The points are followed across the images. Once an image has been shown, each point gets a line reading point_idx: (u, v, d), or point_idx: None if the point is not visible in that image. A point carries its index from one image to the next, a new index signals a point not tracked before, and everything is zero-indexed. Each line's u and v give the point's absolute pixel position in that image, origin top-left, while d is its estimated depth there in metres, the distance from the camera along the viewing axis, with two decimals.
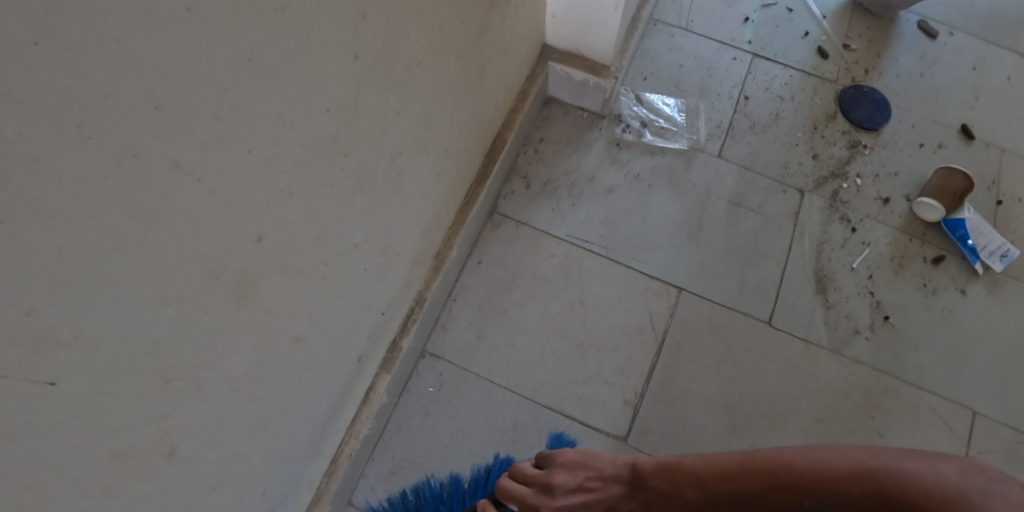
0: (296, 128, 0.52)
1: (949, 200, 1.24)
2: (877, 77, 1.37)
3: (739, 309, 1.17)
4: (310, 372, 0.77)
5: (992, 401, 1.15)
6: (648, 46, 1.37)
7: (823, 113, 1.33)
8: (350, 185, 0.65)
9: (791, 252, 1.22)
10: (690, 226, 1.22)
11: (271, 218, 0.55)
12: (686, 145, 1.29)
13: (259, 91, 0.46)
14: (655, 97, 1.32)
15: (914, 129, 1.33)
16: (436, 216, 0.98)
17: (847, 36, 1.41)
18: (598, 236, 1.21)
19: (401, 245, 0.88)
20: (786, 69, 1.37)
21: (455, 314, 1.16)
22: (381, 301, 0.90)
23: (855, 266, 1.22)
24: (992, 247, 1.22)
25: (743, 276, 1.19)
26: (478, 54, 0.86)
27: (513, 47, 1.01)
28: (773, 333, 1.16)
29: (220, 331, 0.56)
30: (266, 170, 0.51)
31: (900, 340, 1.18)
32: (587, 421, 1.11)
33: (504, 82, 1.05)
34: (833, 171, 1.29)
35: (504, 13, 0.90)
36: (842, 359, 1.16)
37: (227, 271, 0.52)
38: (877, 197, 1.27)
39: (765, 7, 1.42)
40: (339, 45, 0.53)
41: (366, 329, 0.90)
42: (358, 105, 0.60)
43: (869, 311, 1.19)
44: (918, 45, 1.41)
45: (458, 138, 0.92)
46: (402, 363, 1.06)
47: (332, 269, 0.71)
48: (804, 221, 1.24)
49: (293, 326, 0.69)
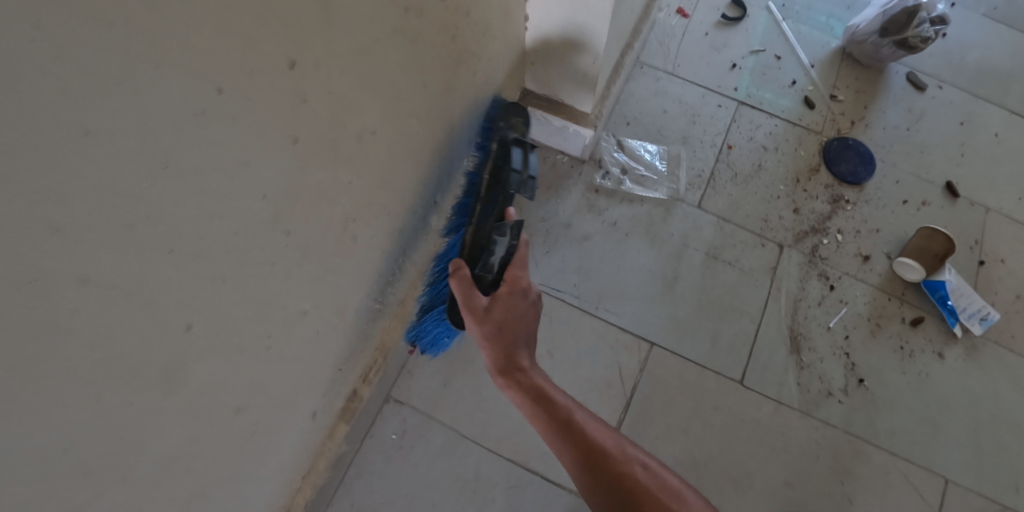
0: (224, 218, 0.50)
1: (929, 261, 1.22)
2: (863, 130, 1.36)
3: (710, 367, 1.15)
4: (254, 437, 0.74)
5: (965, 470, 1.13)
6: (632, 90, 1.35)
7: (806, 165, 1.31)
8: (296, 258, 0.63)
9: (767, 309, 1.20)
10: (664, 277, 1.20)
11: (202, 304, 0.53)
12: (665, 194, 1.27)
13: (179, 195, 0.45)
14: (636, 143, 1.30)
15: (897, 186, 1.31)
16: (399, 268, 0.96)
17: (834, 87, 1.39)
18: (571, 284, 1.19)
19: (360, 302, 0.87)
20: (769, 119, 1.35)
21: (421, 360, 1.14)
22: (337, 356, 0.88)
23: (832, 324, 1.20)
24: (971, 309, 1.20)
25: (716, 332, 1.17)
26: (443, 109, 0.84)
27: (485, 99, 1.00)
28: (744, 393, 1.14)
29: (148, 419, 0.53)
30: (191, 264, 0.49)
31: (874, 404, 1.15)
32: (549, 475, 1.09)
33: (476, 132, 1.04)
34: (813, 226, 1.27)
35: (473, 67, 0.88)
36: (814, 421, 1.13)
37: (151, 362, 0.50)
38: (857, 254, 1.25)
39: (753, 54, 1.40)
40: (274, 133, 0.51)
41: (320, 385, 0.87)
42: (302, 183, 0.58)
43: (843, 373, 1.17)
44: (906, 98, 1.39)
45: (421, 193, 0.91)
46: (362, 411, 1.04)
47: (277, 336, 0.68)
48: (781, 276, 1.23)
49: (233, 396, 0.65)
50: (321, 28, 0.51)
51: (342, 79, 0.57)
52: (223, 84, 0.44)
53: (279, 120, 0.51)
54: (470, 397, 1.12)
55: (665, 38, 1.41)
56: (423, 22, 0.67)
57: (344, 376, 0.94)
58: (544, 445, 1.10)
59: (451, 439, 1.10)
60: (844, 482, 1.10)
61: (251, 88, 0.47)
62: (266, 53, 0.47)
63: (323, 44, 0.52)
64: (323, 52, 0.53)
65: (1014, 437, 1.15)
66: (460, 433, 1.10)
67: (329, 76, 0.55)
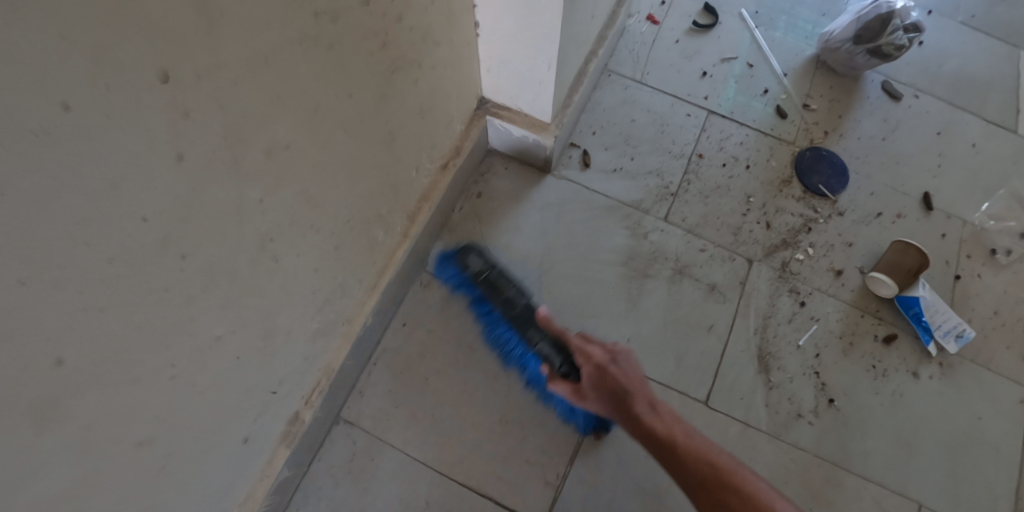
0: (92, 245, 0.49)
1: (903, 277, 1.17)
2: (837, 140, 1.31)
3: (675, 388, 1.10)
4: (168, 469, 0.70)
5: (939, 494, 1.08)
6: (598, 98, 1.29)
7: (778, 177, 1.26)
8: (198, 283, 0.61)
9: (735, 327, 1.14)
10: (629, 293, 1.15)
11: (73, 337, 0.50)
12: (634, 207, 1.21)
13: (25, 217, 0.43)
14: (603, 154, 1.25)
15: (872, 198, 1.26)
16: (341, 286, 0.93)
17: (808, 96, 1.34)
18: (532, 301, 1.14)
19: (290, 322, 0.85)
20: (741, 128, 1.29)
21: (372, 380, 1.10)
22: (268, 380, 0.86)
23: (802, 343, 1.15)
24: (947, 326, 1.14)
25: (681, 352, 1.12)
26: (374, 120, 0.81)
27: (432, 109, 0.97)
28: (710, 415, 1.09)
29: (12, 462, 0.49)
30: (55, 294, 0.47)
31: (845, 426, 1.11)
32: (505, 502, 1.03)
33: (427, 144, 1.00)
34: (784, 240, 1.21)
35: (409, 76, 0.85)
36: (783, 444, 1.09)
37: (14, 403, 0.47)
38: (830, 269, 1.20)
39: (725, 62, 1.35)
40: (152, 150, 0.50)
41: (252, 409, 0.85)
42: (193, 200, 0.57)
43: (813, 394, 1.12)
44: (882, 107, 1.35)
45: (360, 208, 0.88)
46: (306, 436, 1.00)
47: (184, 363, 0.64)
48: (750, 292, 1.17)
49: (133, 429, 0.61)
50: (202, 38, 0.50)
51: (235, 89, 0.56)
52: (68, 100, 0.43)
53: (154, 136, 0.50)
54: (424, 418, 1.08)
55: (635, 44, 1.35)
56: (341, 28, 0.67)
57: (281, 400, 0.91)
58: (500, 469, 1.05)
59: (402, 464, 1.05)
60: (815, 508, 1.05)
61: (112, 103, 0.46)
62: (143, 67, 0.46)
63: (209, 54, 0.52)
64: (207, 63, 0.52)
65: (992, 460, 1.10)
66: (413, 456, 1.06)
67: (219, 88, 0.54)
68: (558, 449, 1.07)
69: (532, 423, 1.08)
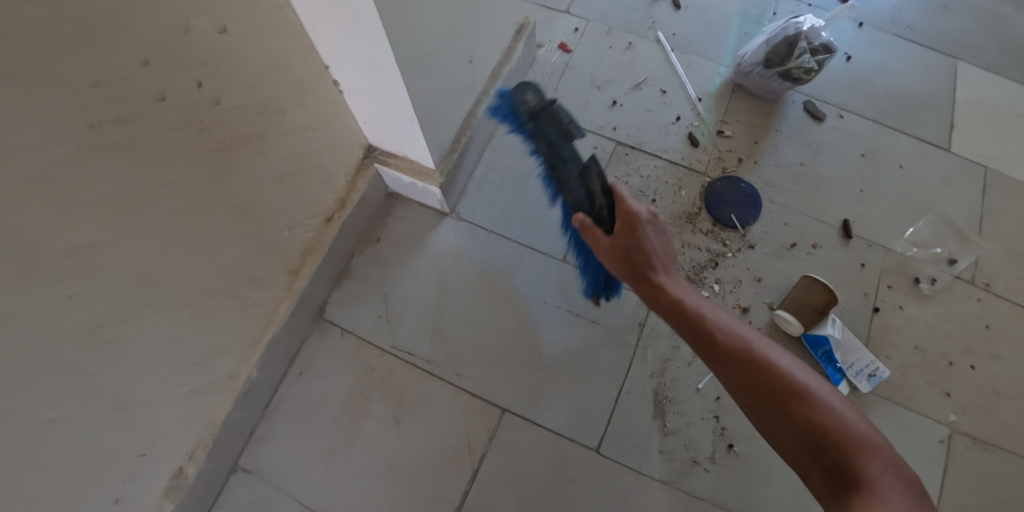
0: None
1: (810, 315, 1.14)
2: (751, 168, 1.27)
3: (566, 435, 1.10)
4: None
5: None
6: (503, 135, 1.28)
7: (685, 210, 1.23)
8: None
9: (631, 371, 1.13)
10: (524, 337, 1.15)
11: None
12: (534, 248, 1.20)
13: None
14: (505, 194, 1.24)
15: (786, 228, 1.22)
16: (211, 349, 0.95)
17: (722, 121, 1.30)
18: (426, 348, 1.14)
19: (147, 393, 0.86)
20: (649, 159, 1.26)
21: (268, 430, 1.11)
22: (132, 446, 0.88)
23: (701, 386, 1.13)
24: (859, 365, 1.12)
25: (575, 397, 1.11)
26: (208, 198, 0.82)
27: (298, 170, 0.97)
28: (601, 462, 1.08)
29: None
30: None
31: (744, 472, 1.08)
32: None
33: (300, 203, 1.01)
34: (688, 277, 1.18)
35: (252, 149, 0.86)
36: (678, 492, 1.07)
37: None
38: (736, 306, 1.17)
39: (636, 89, 1.32)
40: None
41: (116, 475, 0.87)
42: None
43: (711, 438, 1.10)
44: (803, 130, 1.30)
45: (216, 277, 0.90)
46: (193, 490, 1.02)
47: None
48: (650, 334, 1.16)
49: None
50: None
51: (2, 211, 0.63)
52: None
53: None
54: (318, 467, 1.09)
55: (545, 74, 1.32)
56: (135, 130, 0.71)
57: (155, 460, 0.93)
58: None
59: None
60: None
61: None
62: None
63: None
64: None
65: None
66: (306, 505, 1.07)
67: None
68: (449, 498, 1.07)
69: (423, 472, 1.08)
